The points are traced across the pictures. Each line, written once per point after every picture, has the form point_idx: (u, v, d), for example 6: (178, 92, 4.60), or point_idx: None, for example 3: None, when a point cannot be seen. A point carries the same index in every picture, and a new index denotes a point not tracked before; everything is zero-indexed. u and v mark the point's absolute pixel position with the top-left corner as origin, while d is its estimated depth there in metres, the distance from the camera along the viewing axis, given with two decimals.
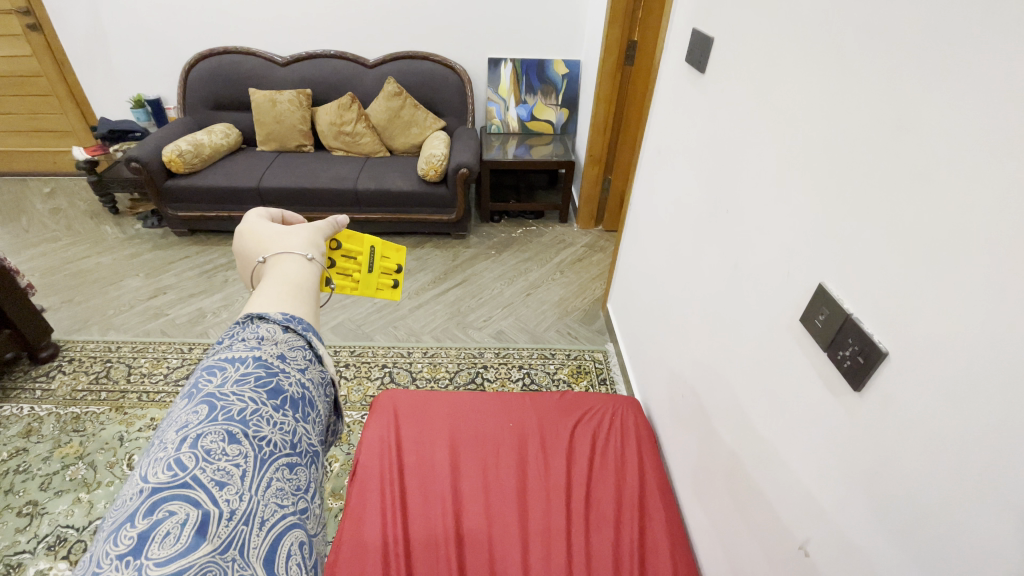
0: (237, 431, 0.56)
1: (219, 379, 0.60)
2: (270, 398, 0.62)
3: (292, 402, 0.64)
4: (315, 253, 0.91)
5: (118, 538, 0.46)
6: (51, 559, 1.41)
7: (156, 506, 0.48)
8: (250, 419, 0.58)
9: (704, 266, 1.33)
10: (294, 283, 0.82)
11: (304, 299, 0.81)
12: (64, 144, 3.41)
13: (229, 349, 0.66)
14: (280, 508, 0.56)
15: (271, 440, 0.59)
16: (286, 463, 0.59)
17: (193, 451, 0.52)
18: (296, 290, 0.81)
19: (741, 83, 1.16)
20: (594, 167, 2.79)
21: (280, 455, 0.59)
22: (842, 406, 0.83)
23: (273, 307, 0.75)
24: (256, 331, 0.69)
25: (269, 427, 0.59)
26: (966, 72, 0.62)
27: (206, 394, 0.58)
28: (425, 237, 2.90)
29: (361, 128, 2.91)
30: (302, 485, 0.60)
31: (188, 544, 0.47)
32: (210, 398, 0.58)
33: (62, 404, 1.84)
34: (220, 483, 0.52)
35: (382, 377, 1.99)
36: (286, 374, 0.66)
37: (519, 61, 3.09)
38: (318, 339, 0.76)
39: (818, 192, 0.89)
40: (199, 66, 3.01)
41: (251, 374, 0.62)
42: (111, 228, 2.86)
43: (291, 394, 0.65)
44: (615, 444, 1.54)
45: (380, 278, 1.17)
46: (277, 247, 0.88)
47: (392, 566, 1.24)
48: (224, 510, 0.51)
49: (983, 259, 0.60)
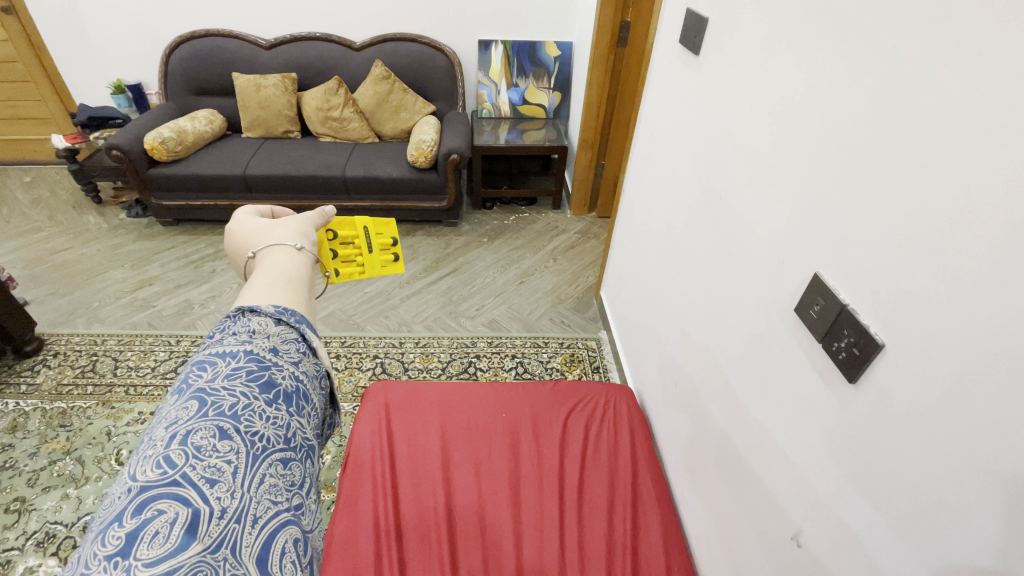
0: (228, 427, 0.54)
1: (209, 375, 0.58)
2: (262, 393, 0.59)
3: (285, 396, 0.62)
4: (305, 243, 0.88)
5: (104, 538, 0.44)
6: (41, 556, 1.40)
7: (144, 505, 0.46)
8: (242, 415, 0.56)
9: (697, 252, 1.32)
10: (285, 275, 0.79)
11: (296, 291, 0.78)
12: (43, 132, 3.31)
13: (220, 344, 0.63)
14: (273, 505, 0.53)
15: (264, 436, 0.56)
16: (279, 458, 0.57)
17: (183, 448, 0.50)
18: (288, 281, 0.78)
19: (737, 66, 1.12)
20: (588, 152, 2.74)
21: (273, 450, 0.57)
22: (836, 398, 0.82)
23: (266, 300, 0.73)
24: (247, 325, 0.67)
25: (262, 423, 0.57)
26: (970, 51, 0.59)
27: (196, 390, 0.56)
28: (416, 225, 2.86)
29: (348, 113, 2.85)
30: (295, 480, 0.58)
31: (177, 544, 0.45)
32: (201, 394, 0.55)
33: (48, 399, 1.81)
34: (211, 480, 0.49)
35: (374, 367, 1.96)
36: (279, 368, 0.63)
37: (510, 43, 3.02)
38: (312, 332, 0.73)
39: (813, 180, 0.87)
40: (180, 50, 2.92)
41: (242, 369, 0.60)
42: (94, 218, 2.80)
43: (284, 389, 0.62)
44: (608, 433, 1.54)
45: (382, 254, 1.10)
46: (267, 240, 0.85)
47: (384, 559, 1.24)
48: (215, 508, 0.48)
49: (984, 249, 0.58)
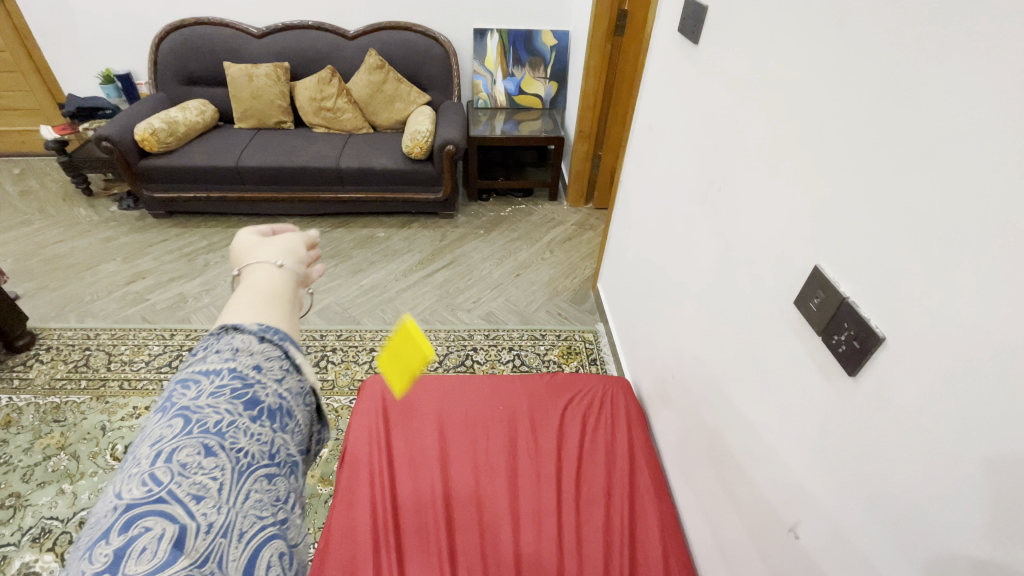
0: (213, 444, 0.52)
1: (194, 392, 0.56)
2: (247, 409, 0.57)
3: (270, 412, 0.60)
4: (288, 260, 0.83)
5: (91, 556, 0.43)
6: (37, 552, 1.39)
7: (132, 521, 0.45)
8: (227, 431, 0.54)
9: (695, 244, 1.31)
10: (264, 292, 0.75)
11: (273, 307, 0.73)
12: (31, 123, 3.25)
13: (203, 361, 0.61)
14: (258, 520, 0.52)
15: (249, 451, 0.55)
16: (264, 473, 0.55)
17: (168, 465, 0.49)
18: (265, 297, 0.74)
19: (736, 55, 1.11)
20: (584, 143, 2.72)
21: (259, 466, 0.55)
22: (836, 391, 0.82)
23: (248, 316, 0.69)
24: (230, 342, 0.63)
25: (247, 439, 0.55)
26: (972, 39, 0.58)
27: (180, 408, 0.54)
28: (412, 217, 2.84)
29: (342, 103, 2.81)
30: (281, 495, 0.56)
31: (164, 560, 0.44)
32: (185, 412, 0.54)
33: (42, 393, 1.79)
34: (196, 496, 0.48)
35: (370, 361, 1.96)
36: (263, 385, 0.61)
37: (506, 32, 2.98)
38: (296, 349, 0.70)
39: (814, 172, 0.86)
40: (169, 38, 2.87)
41: (225, 387, 0.58)
42: (85, 211, 2.76)
43: (268, 405, 0.60)
44: (605, 425, 1.54)
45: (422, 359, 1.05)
46: (249, 261, 0.81)
47: (382, 551, 1.24)
48: (201, 524, 0.48)
49: (986, 243, 0.58)
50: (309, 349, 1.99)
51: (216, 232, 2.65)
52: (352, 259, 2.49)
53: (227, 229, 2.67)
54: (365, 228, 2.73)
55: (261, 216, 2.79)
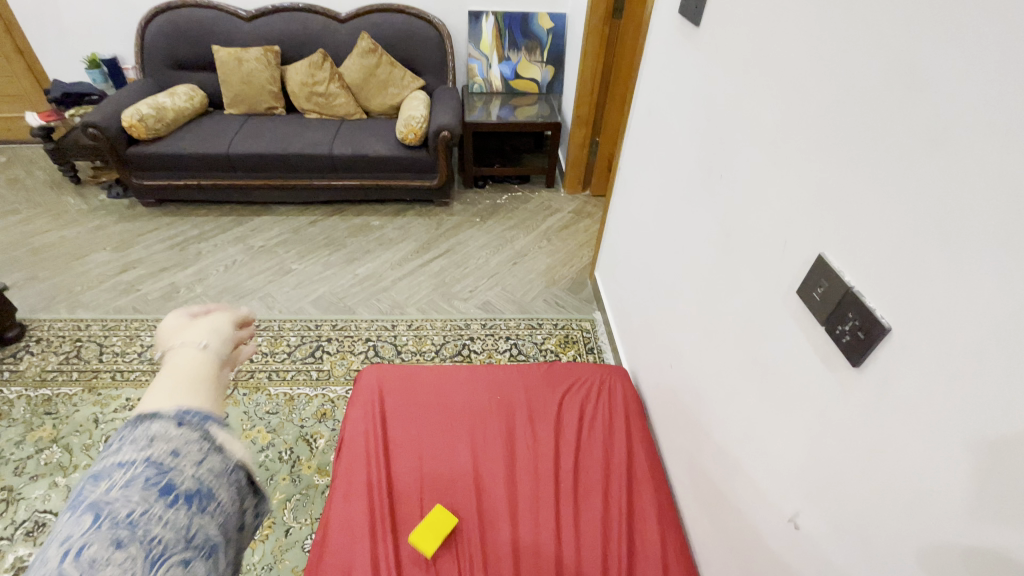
0: (120, 539, 0.45)
1: (104, 487, 0.48)
2: (163, 497, 0.49)
3: (191, 499, 0.50)
4: (215, 341, 0.69)
5: None
6: (31, 545, 1.38)
7: None
8: (137, 522, 0.46)
9: (695, 231, 1.29)
10: (187, 379, 0.61)
11: (200, 394, 0.60)
12: (16, 109, 3.18)
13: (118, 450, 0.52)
14: None
15: (163, 543, 0.46)
16: (183, 566, 0.47)
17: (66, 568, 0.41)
18: (188, 386, 0.61)
19: (739, 37, 1.07)
20: (582, 129, 2.68)
21: (175, 556, 0.46)
22: (838, 382, 0.80)
23: (169, 400, 0.57)
24: (149, 430, 0.53)
25: (161, 529, 0.47)
26: (990, 17, 0.56)
27: (89, 504, 0.47)
28: (407, 204, 2.80)
29: (334, 88, 2.76)
30: None
31: None
32: (92, 508, 0.46)
33: (32, 386, 1.77)
34: None
35: (366, 351, 1.94)
36: (186, 468, 0.52)
37: (501, 15, 2.91)
38: (230, 424, 0.59)
39: (819, 158, 0.83)
40: (155, 21, 2.79)
41: (138, 477, 0.49)
42: (74, 199, 2.71)
43: (190, 492, 0.51)
44: (603, 415, 1.52)
45: None
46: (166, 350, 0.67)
47: (379, 543, 1.23)
48: None
49: (998, 232, 0.56)
50: (304, 339, 1.96)
51: (207, 221, 2.61)
52: (346, 248, 2.45)
53: (219, 218, 2.63)
54: (359, 216, 2.69)
55: (253, 204, 2.75)
